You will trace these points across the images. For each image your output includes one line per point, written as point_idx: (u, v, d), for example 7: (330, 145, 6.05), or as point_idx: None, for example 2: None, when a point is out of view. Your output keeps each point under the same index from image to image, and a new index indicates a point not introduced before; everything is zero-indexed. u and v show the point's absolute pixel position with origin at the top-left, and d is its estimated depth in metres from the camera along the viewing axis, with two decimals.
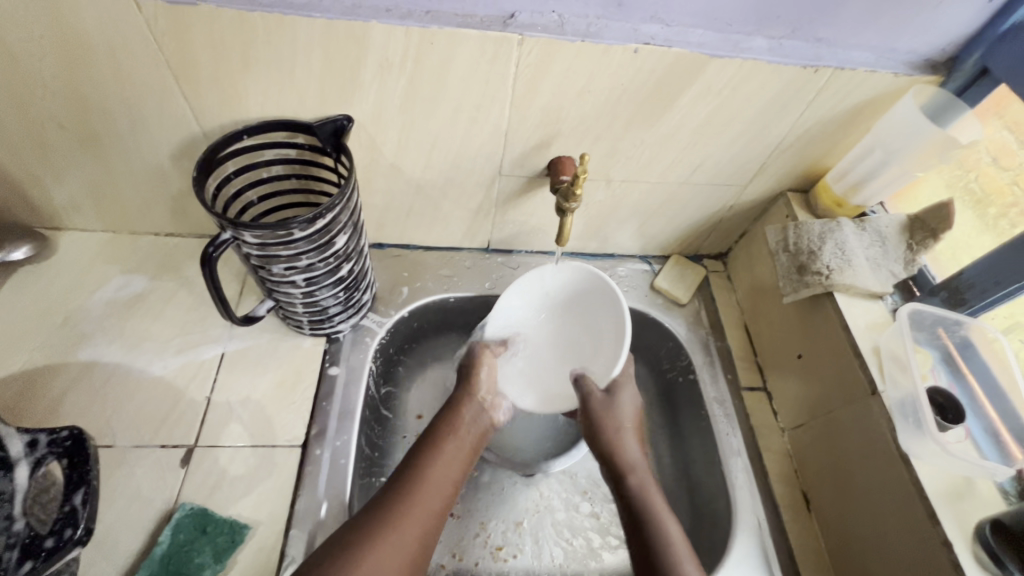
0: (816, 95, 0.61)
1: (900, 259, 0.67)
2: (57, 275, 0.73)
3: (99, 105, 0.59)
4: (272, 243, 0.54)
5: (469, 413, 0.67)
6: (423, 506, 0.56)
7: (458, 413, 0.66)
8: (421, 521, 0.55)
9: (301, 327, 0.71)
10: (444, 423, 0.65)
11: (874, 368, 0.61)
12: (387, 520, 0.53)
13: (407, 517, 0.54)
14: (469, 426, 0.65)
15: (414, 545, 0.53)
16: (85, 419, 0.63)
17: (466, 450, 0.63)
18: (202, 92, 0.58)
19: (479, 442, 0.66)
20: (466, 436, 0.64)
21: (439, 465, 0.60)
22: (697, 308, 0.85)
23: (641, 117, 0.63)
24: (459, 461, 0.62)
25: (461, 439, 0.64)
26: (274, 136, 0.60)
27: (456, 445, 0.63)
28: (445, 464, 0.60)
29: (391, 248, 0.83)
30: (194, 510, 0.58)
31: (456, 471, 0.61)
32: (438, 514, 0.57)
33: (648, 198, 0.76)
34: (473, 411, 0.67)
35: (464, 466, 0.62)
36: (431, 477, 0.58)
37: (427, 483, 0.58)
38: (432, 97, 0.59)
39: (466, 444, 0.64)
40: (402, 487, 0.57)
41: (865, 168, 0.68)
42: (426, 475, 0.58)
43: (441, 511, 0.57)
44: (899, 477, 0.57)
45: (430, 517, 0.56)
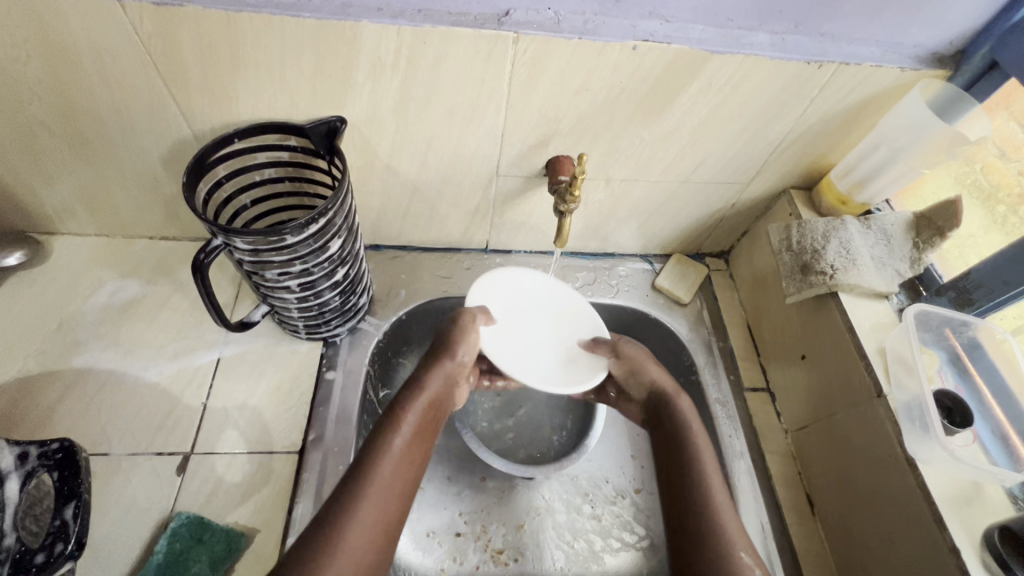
0: (819, 91, 0.60)
1: (906, 258, 0.66)
2: (51, 281, 0.73)
3: (88, 109, 0.58)
4: (264, 249, 0.53)
5: (433, 390, 0.61)
6: (379, 499, 0.51)
7: (417, 390, 0.60)
8: (382, 523, 0.50)
9: (297, 331, 0.70)
10: (401, 403, 0.59)
11: (880, 370, 0.60)
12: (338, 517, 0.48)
13: (361, 514, 0.49)
14: (428, 404, 0.60)
15: (371, 540, 0.48)
16: (80, 427, 0.63)
17: (426, 432, 0.58)
18: (192, 94, 0.57)
19: (437, 422, 0.61)
20: (425, 415, 0.59)
21: (394, 450, 0.54)
22: (699, 307, 0.83)
23: (640, 115, 0.62)
24: (417, 443, 0.56)
25: (420, 419, 0.58)
26: (266, 139, 0.59)
27: (412, 423, 0.57)
28: (404, 456, 0.54)
29: (388, 249, 0.82)
30: (190, 519, 0.57)
31: (416, 462, 0.56)
32: (397, 505, 0.52)
33: (649, 197, 0.75)
34: (436, 386, 0.61)
35: (421, 450, 0.57)
36: (383, 464, 0.52)
37: (381, 469, 0.52)
38: (426, 97, 0.58)
39: (424, 423, 0.58)
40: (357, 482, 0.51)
41: (870, 164, 0.67)
42: (380, 463, 0.53)
43: (399, 501, 0.52)
44: (905, 482, 0.55)
45: (387, 510, 0.51)
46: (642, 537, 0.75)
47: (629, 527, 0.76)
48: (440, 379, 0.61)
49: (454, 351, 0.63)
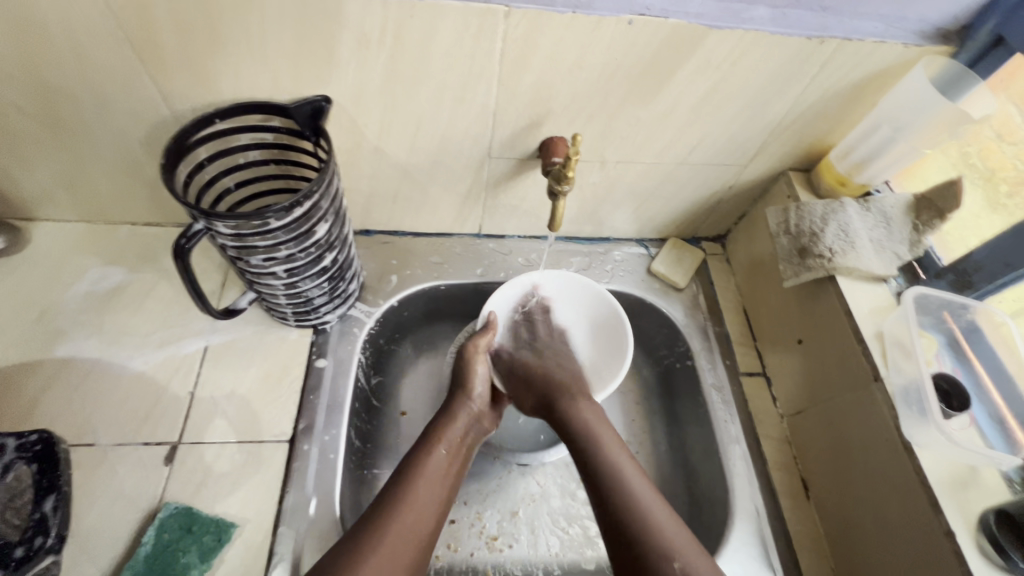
0: (820, 69, 0.58)
1: (905, 240, 0.65)
2: (31, 268, 0.71)
3: (61, 89, 0.55)
4: (248, 233, 0.51)
5: (462, 420, 0.64)
6: (412, 523, 0.53)
7: (451, 419, 0.64)
8: (410, 543, 0.52)
9: (286, 318, 0.68)
10: (434, 431, 0.62)
11: (877, 354, 0.60)
12: (372, 539, 0.51)
13: (396, 537, 0.52)
14: (461, 434, 0.63)
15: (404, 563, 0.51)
16: (64, 417, 0.61)
17: (455, 460, 0.61)
18: (170, 73, 0.54)
19: (472, 447, 0.64)
20: (458, 443, 0.62)
21: (429, 475, 0.58)
22: (695, 291, 0.82)
23: (636, 94, 0.60)
24: (451, 469, 0.60)
25: (453, 447, 0.62)
26: (248, 119, 0.57)
27: (445, 451, 0.61)
28: (434, 477, 0.58)
29: (378, 234, 0.80)
30: (179, 510, 0.57)
31: (442, 485, 0.58)
32: (431, 526, 0.55)
33: (644, 180, 0.73)
34: (466, 417, 0.65)
35: (454, 474, 0.60)
36: (420, 490, 0.56)
37: (418, 493, 0.55)
38: (415, 75, 0.56)
39: (457, 450, 0.62)
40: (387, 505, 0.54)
41: (870, 145, 0.65)
42: (416, 487, 0.56)
43: (431, 524, 0.55)
44: (901, 467, 0.55)
45: (420, 533, 0.53)
46: None
47: None
48: (469, 412, 0.65)
49: (470, 384, 0.67)
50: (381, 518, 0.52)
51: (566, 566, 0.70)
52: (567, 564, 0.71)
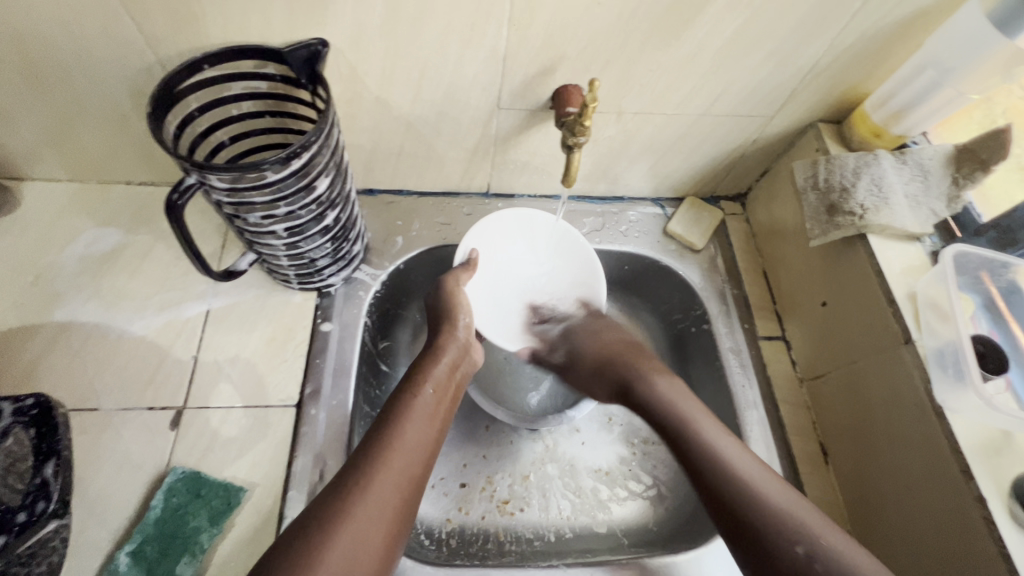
0: (863, 4, 0.53)
1: (943, 195, 0.61)
2: (24, 229, 0.68)
3: (38, 33, 0.51)
4: (244, 188, 0.48)
5: (449, 355, 0.61)
6: (402, 459, 0.50)
7: (435, 358, 0.60)
8: (400, 481, 0.49)
9: (288, 281, 0.66)
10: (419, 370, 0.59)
11: (908, 316, 0.57)
12: (362, 474, 0.48)
13: (387, 474, 0.48)
14: (447, 369, 0.60)
15: (398, 497, 0.48)
16: (66, 382, 0.60)
17: (444, 399, 0.58)
18: (153, 14, 0.50)
19: (459, 383, 0.61)
20: (444, 378, 0.59)
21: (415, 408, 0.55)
22: (712, 253, 0.79)
23: (659, 34, 0.55)
24: (439, 406, 0.57)
25: (440, 382, 0.58)
26: (240, 66, 0.53)
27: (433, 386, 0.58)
28: (422, 417, 0.54)
29: (382, 194, 0.77)
30: (186, 474, 0.56)
31: (433, 424, 0.55)
32: (421, 462, 0.52)
33: (663, 133, 0.69)
34: (453, 349, 0.62)
35: (444, 412, 0.57)
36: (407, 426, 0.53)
37: (407, 428, 0.52)
38: (418, 15, 0.51)
39: (445, 386, 0.59)
40: (372, 445, 0.50)
41: (911, 90, 0.60)
42: (402, 423, 0.53)
43: (423, 463, 0.52)
44: (929, 432, 0.53)
45: (413, 469, 0.50)
46: (649, 486, 0.74)
47: (636, 476, 0.74)
48: (455, 345, 0.62)
49: (454, 315, 0.64)
50: (372, 452, 0.49)
51: (578, 530, 0.70)
52: (579, 527, 0.70)
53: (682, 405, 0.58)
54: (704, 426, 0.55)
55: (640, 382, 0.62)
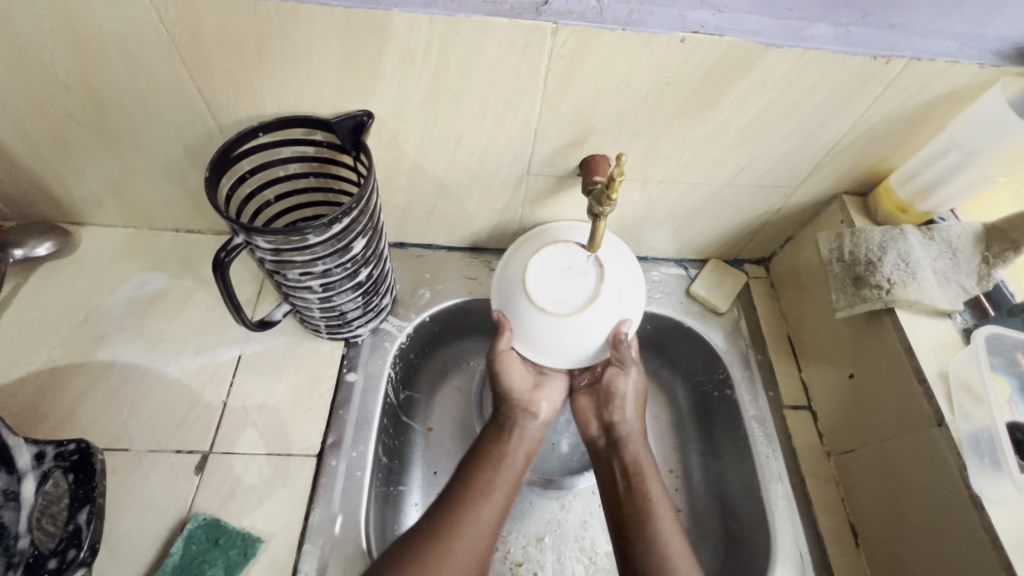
0: (885, 89, 0.55)
1: (973, 273, 0.61)
2: (78, 272, 0.72)
3: (113, 100, 0.57)
4: (286, 249, 0.51)
5: (512, 423, 0.66)
6: (474, 528, 0.56)
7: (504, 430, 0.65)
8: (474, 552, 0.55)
9: (318, 330, 0.68)
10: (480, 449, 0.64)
11: (941, 397, 0.55)
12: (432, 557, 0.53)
13: (456, 546, 0.54)
14: (519, 437, 0.65)
15: None
16: (102, 421, 0.62)
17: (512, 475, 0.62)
18: (217, 86, 0.55)
19: (530, 449, 0.65)
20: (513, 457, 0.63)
21: (480, 502, 0.58)
22: (737, 317, 0.79)
23: (686, 112, 0.57)
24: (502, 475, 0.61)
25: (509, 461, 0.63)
26: (290, 133, 0.57)
27: (497, 462, 0.62)
28: (491, 500, 0.59)
29: (412, 247, 0.80)
30: (207, 521, 0.57)
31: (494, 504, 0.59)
32: (489, 531, 0.57)
33: (688, 200, 0.71)
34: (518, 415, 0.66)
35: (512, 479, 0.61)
36: (472, 522, 0.56)
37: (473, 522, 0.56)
38: (457, 93, 0.55)
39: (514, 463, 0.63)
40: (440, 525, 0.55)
41: (936, 170, 0.61)
42: (468, 513, 0.57)
43: (485, 545, 0.56)
44: (967, 523, 0.51)
45: (479, 549, 0.55)
46: None
47: None
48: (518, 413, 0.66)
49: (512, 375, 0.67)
50: (439, 543, 0.54)
51: None
52: None
53: (641, 458, 0.63)
54: (658, 507, 0.59)
55: (623, 434, 0.65)
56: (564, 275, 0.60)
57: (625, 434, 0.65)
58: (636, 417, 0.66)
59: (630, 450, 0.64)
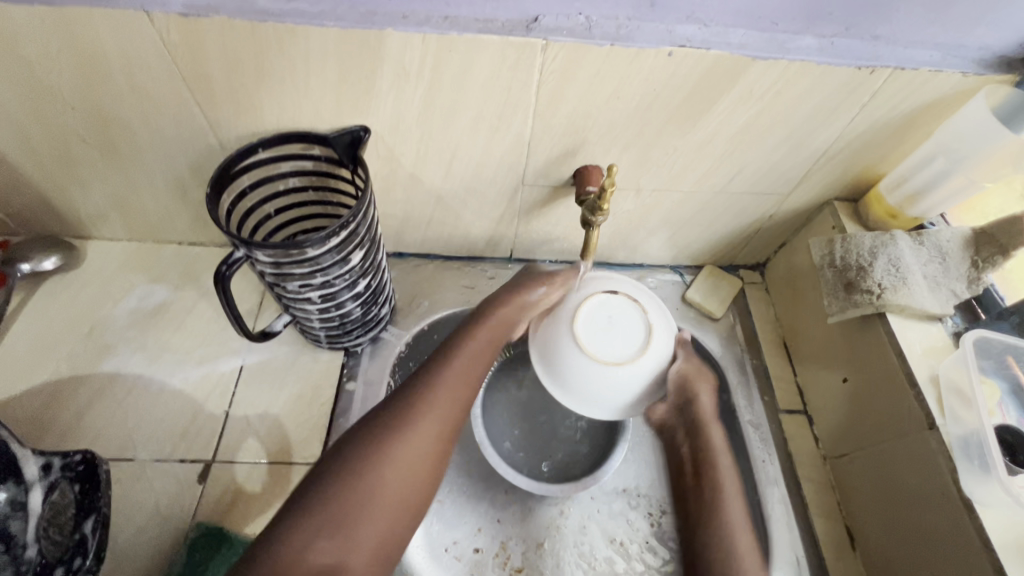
0: (871, 97, 0.56)
1: (963, 277, 0.61)
2: (84, 285, 0.74)
3: (118, 119, 0.58)
4: (285, 262, 0.52)
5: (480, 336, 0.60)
6: (417, 438, 0.52)
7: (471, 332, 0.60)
8: (418, 461, 0.51)
9: (319, 340, 0.69)
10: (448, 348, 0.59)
11: (932, 401, 0.56)
12: (360, 468, 0.49)
13: (389, 455, 0.50)
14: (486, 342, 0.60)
15: (393, 499, 0.49)
16: (107, 431, 0.64)
17: (470, 379, 0.57)
18: (218, 104, 0.56)
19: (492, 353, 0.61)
20: (467, 373, 0.57)
21: (429, 409, 0.53)
22: (732, 322, 0.80)
23: (675, 123, 0.59)
24: (465, 385, 0.57)
25: (467, 369, 0.57)
26: (289, 148, 0.59)
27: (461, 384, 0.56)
28: (438, 407, 0.54)
29: (410, 257, 0.81)
30: (210, 530, 0.58)
31: (447, 415, 0.54)
32: (433, 445, 0.52)
33: (681, 208, 0.72)
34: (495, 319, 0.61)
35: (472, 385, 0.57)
36: (410, 432, 0.52)
37: (418, 429, 0.52)
38: (451, 108, 0.57)
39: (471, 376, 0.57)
40: (380, 428, 0.51)
41: (924, 177, 0.62)
42: (410, 423, 0.52)
43: (431, 459, 0.52)
44: (959, 527, 0.52)
45: (415, 459, 0.51)
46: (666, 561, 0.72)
47: (652, 550, 0.73)
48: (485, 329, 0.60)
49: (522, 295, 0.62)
50: (370, 450, 0.50)
51: None
52: None
53: (720, 458, 0.61)
54: (733, 508, 0.58)
55: (705, 430, 0.63)
56: (605, 321, 0.56)
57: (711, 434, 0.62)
58: (712, 407, 0.63)
59: (716, 448, 0.62)
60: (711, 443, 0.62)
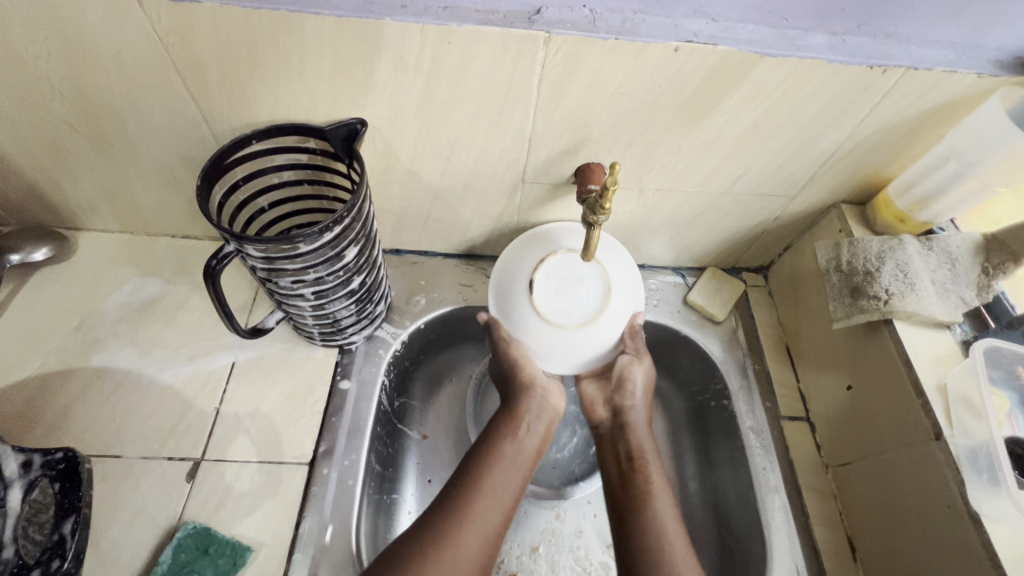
0: (882, 98, 0.54)
1: (972, 284, 0.60)
2: (74, 278, 0.73)
3: (109, 109, 0.57)
4: (277, 257, 0.51)
5: (526, 412, 0.65)
6: (481, 520, 0.57)
7: (518, 409, 0.65)
8: (482, 545, 0.56)
9: (312, 337, 0.68)
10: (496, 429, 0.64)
11: (940, 411, 0.55)
12: (434, 549, 0.54)
13: (460, 540, 0.55)
14: (532, 424, 0.65)
15: None
16: (94, 426, 0.62)
17: (523, 465, 0.63)
18: (211, 94, 0.55)
19: (540, 438, 0.65)
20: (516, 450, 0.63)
21: (488, 496, 0.58)
22: (734, 325, 0.78)
23: (680, 121, 0.57)
24: (518, 465, 0.62)
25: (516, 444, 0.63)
26: (284, 141, 0.57)
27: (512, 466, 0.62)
28: (500, 496, 0.59)
29: (408, 254, 0.80)
30: (197, 530, 0.57)
31: (503, 504, 0.59)
32: (497, 525, 0.58)
33: (685, 209, 0.70)
34: (534, 403, 0.66)
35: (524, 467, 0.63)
36: (476, 520, 0.56)
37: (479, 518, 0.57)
38: (450, 101, 0.55)
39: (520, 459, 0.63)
40: (449, 514, 0.56)
41: (935, 180, 0.61)
42: (473, 511, 0.57)
43: (492, 541, 0.57)
44: (967, 541, 0.50)
45: (484, 544, 0.56)
46: None
47: None
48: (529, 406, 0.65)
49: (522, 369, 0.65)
50: (440, 538, 0.54)
51: None
52: None
53: (644, 445, 0.66)
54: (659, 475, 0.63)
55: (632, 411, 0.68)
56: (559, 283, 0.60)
57: (633, 428, 0.67)
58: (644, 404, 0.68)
59: (640, 444, 0.66)
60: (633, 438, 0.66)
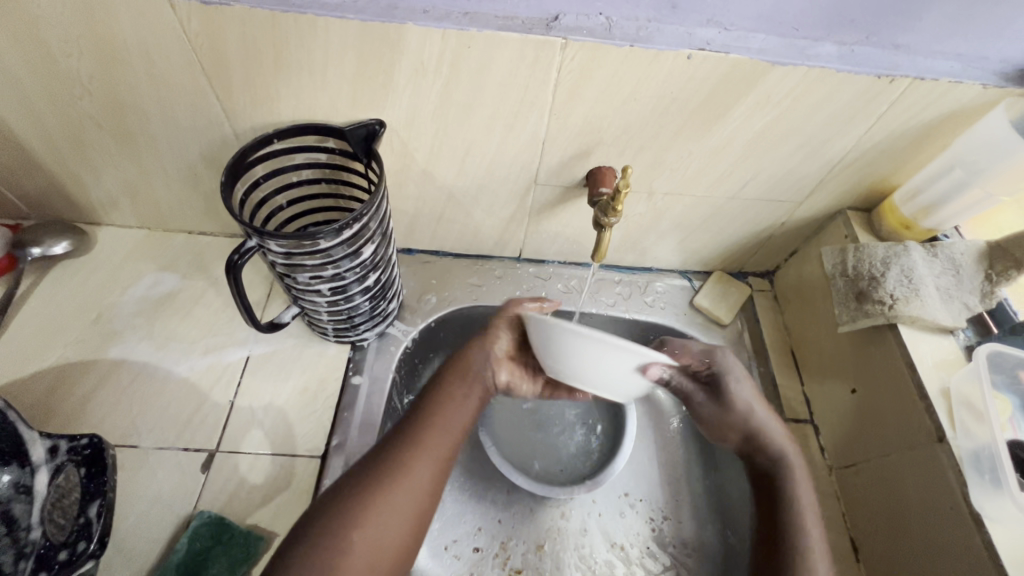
0: (888, 107, 0.56)
1: (976, 291, 0.61)
2: (93, 271, 0.74)
3: (134, 107, 0.59)
4: (298, 253, 0.52)
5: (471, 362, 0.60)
6: (416, 474, 0.51)
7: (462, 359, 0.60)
8: (417, 499, 0.51)
9: (325, 333, 0.69)
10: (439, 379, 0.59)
11: (943, 414, 0.56)
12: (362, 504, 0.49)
13: (391, 495, 0.50)
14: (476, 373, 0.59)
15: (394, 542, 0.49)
16: (112, 417, 0.64)
17: (464, 412, 0.57)
18: (235, 94, 0.56)
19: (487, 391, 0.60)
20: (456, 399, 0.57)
21: (426, 448, 0.53)
22: (740, 328, 0.79)
23: (691, 126, 0.58)
24: (457, 414, 0.56)
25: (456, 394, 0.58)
26: (304, 140, 0.59)
27: (469, 396, 0.58)
28: (438, 447, 0.53)
29: (419, 253, 0.81)
30: (211, 518, 0.57)
31: (439, 459, 0.53)
32: (432, 480, 0.52)
33: (693, 214, 0.72)
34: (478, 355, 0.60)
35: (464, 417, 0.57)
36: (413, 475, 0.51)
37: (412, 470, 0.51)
38: (467, 104, 0.57)
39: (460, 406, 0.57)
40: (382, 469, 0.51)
41: (940, 188, 0.62)
42: (407, 465, 0.52)
43: (428, 497, 0.52)
44: (970, 542, 0.51)
45: (418, 500, 0.51)
46: (666, 567, 0.71)
47: (653, 555, 0.72)
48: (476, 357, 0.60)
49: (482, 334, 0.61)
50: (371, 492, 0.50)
51: None
52: None
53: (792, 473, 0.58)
54: (806, 508, 0.55)
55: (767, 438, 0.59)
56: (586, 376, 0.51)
57: (772, 458, 0.58)
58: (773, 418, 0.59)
59: (790, 479, 0.57)
60: (781, 470, 0.57)
